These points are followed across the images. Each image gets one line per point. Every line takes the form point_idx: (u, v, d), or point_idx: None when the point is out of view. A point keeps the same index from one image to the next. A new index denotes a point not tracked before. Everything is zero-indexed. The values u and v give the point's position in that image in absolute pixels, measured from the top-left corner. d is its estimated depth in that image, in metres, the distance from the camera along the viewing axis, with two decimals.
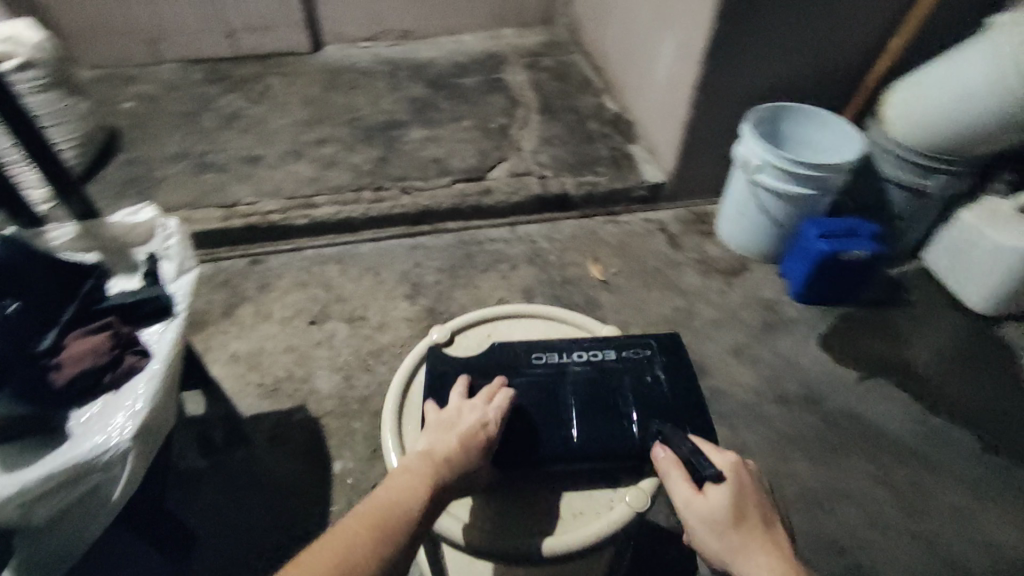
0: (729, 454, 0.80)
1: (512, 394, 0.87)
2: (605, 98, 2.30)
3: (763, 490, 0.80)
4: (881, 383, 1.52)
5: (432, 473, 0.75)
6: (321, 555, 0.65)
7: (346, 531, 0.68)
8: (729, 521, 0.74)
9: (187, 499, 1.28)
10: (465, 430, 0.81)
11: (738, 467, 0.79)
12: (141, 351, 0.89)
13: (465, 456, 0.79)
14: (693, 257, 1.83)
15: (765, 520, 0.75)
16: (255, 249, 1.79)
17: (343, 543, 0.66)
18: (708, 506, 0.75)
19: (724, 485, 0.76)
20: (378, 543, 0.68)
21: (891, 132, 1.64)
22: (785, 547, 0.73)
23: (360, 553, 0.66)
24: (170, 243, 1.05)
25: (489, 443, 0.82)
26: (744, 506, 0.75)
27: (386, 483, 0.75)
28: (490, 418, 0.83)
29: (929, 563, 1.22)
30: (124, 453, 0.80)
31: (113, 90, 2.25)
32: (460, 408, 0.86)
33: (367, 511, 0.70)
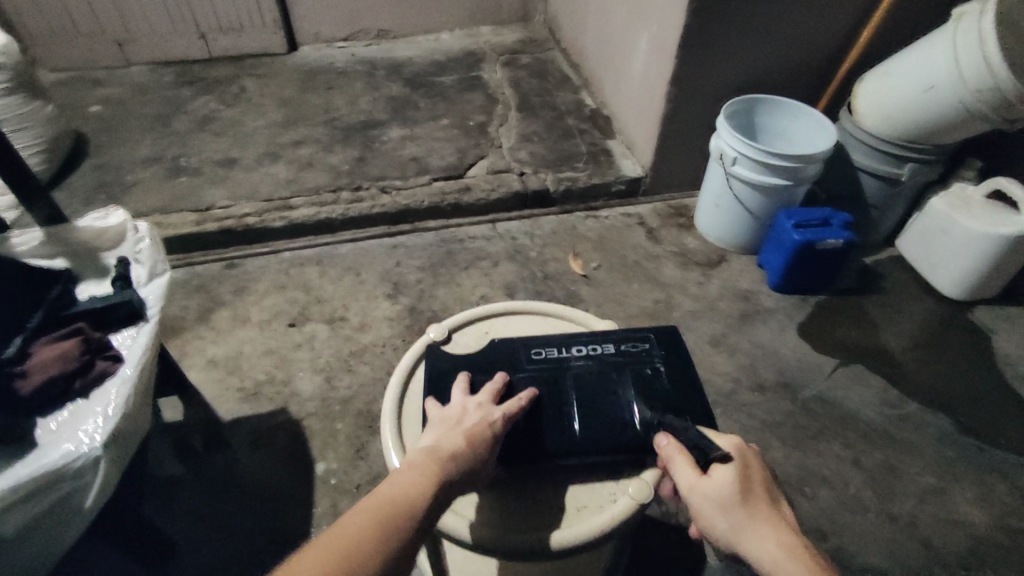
0: (732, 436, 0.75)
1: (529, 392, 0.80)
2: (583, 95, 2.31)
3: (771, 471, 0.74)
4: (857, 370, 1.55)
5: (440, 471, 0.67)
6: (322, 554, 0.57)
7: (349, 528, 0.60)
8: (737, 501, 0.68)
9: (165, 506, 1.26)
10: (472, 428, 0.73)
11: (743, 447, 0.73)
12: (112, 356, 0.90)
13: (473, 454, 0.71)
14: (672, 249, 1.84)
15: (774, 501, 0.69)
16: (232, 253, 1.77)
17: (345, 543, 0.59)
18: (714, 487, 0.69)
19: (731, 464, 0.70)
20: (384, 544, 0.60)
21: (864, 122, 1.67)
22: (796, 528, 0.68)
23: (364, 554, 0.59)
24: (141, 247, 1.05)
25: (497, 442, 0.74)
26: (752, 485, 0.69)
27: (390, 478, 0.67)
28: (497, 416, 0.75)
29: (905, 543, 1.24)
30: (96, 459, 0.79)
31: (81, 94, 2.21)
32: (464, 405, 0.77)
33: (372, 508, 0.63)
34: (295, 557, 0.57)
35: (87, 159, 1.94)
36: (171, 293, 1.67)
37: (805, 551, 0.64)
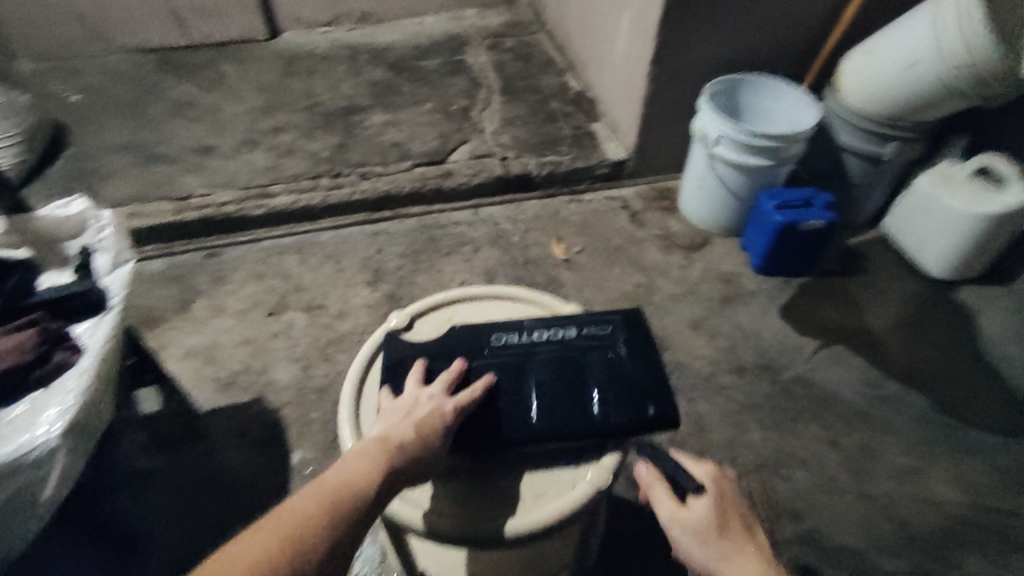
0: (707, 464, 0.78)
1: (482, 382, 0.80)
2: (568, 77, 2.28)
3: (744, 494, 0.78)
4: (838, 351, 1.54)
5: (388, 458, 0.69)
6: (270, 534, 0.60)
7: (297, 509, 0.63)
8: (715, 533, 0.72)
9: (143, 495, 1.27)
10: (422, 417, 0.74)
11: (718, 476, 0.77)
12: (72, 346, 0.90)
13: (423, 443, 0.72)
14: (655, 233, 1.83)
15: (749, 526, 0.74)
16: (210, 242, 1.76)
17: (293, 524, 0.61)
18: (693, 520, 0.73)
19: (707, 496, 0.74)
20: (331, 526, 0.63)
21: (846, 101, 1.65)
22: (768, 553, 0.72)
23: (310, 535, 0.61)
24: (103, 235, 1.04)
25: (450, 431, 0.74)
26: (728, 516, 0.73)
27: (341, 463, 0.69)
28: (448, 407, 0.75)
29: (879, 523, 1.25)
30: (53, 451, 0.81)
31: (59, 83, 2.18)
32: (416, 397, 0.77)
33: (320, 491, 0.65)
34: (244, 535, 0.60)
35: (66, 149, 1.91)
36: (150, 284, 1.65)
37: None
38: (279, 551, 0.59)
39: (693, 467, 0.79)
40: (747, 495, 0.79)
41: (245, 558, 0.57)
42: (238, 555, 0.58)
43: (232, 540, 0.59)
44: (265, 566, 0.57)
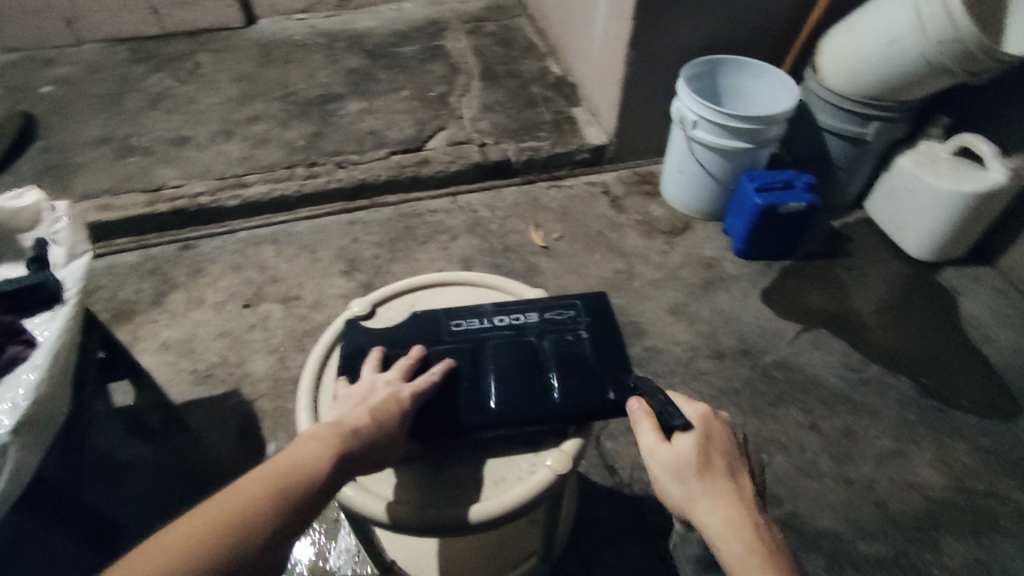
0: (700, 407, 0.74)
1: (441, 369, 0.78)
2: (549, 62, 2.24)
3: (738, 443, 0.72)
4: (820, 334, 1.53)
5: (341, 442, 0.67)
6: (210, 515, 0.57)
7: (241, 492, 0.60)
8: (694, 470, 0.67)
9: (114, 493, 1.25)
10: (378, 402, 0.72)
11: (710, 417, 0.72)
12: (26, 341, 0.87)
13: (378, 429, 0.70)
14: (636, 218, 1.81)
15: (735, 473, 0.68)
16: (185, 234, 1.72)
17: (236, 506, 0.58)
18: (672, 455, 0.69)
19: (693, 434, 0.70)
20: (278, 509, 0.60)
21: (828, 82, 1.62)
22: (750, 502, 0.66)
23: (254, 517, 0.58)
24: (58, 227, 1.02)
25: (407, 417, 0.73)
26: (711, 457, 0.68)
27: (291, 447, 0.66)
28: (405, 392, 0.74)
29: (860, 506, 1.24)
30: (4, 447, 0.78)
31: (30, 74, 2.12)
32: (372, 382, 0.75)
33: (268, 474, 0.62)
34: (183, 518, 0.57)
35: (37, 142, 1.87)
36: (122, 277, 1.62)
37: (753, 531, 0.63)
38: (220, 532, 0.56)
39: (685, 409, 0.74)
40: (744, 446, 0.73)
41: (182, 540, 0.54)
42: (175, 536, 0.55)
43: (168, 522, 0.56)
44: (202, 545, 0.55)
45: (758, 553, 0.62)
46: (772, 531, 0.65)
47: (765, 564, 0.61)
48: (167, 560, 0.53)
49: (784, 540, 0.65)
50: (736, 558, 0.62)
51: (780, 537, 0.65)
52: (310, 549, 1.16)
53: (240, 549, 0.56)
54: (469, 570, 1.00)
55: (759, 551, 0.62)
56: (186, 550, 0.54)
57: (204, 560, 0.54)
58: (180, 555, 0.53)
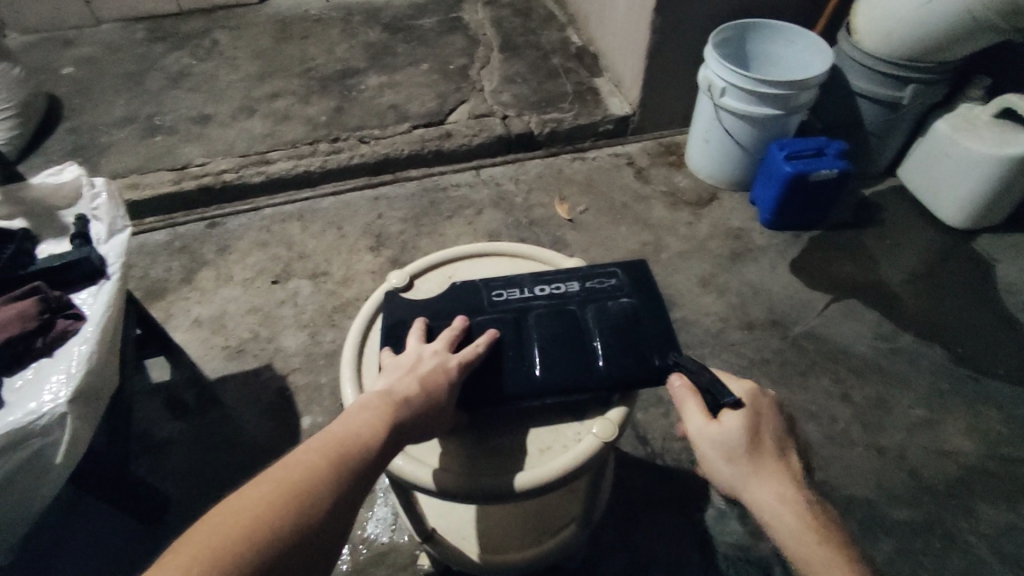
0: (746, 382, 0.73)
1: (484, 339, 0.78)
2: (570, 31, 2.20)
3: (784, 418, 0.72)
4: (850, 304, 1.51)
5: (393, 412, 0.68)
6: (271, 487, 0.57)
7: (298, 464, 0.60)
8: (745, 450, 0.67)
9: (157, 465, 1.28)
10: (427, 372, 0.73)
11: (757, 394, 0.71)
12: (74, 315, 0.89)
13: (429, 398, 0.71)
14: (662, 189, 1.79)
15: (782, 449, 0.69)
16: (211, 212, 1.73)
17: (297, 477, 0.59)
18: (722, 434, 0.68)
19: (743, 412, 0.69)
20: (338, 478, 0.61)
21: (866, 45, 1.57)
22: (800, 479, 0.68)
23: (317, 488, 0.59)
24: (98, 203, 1.02)
25: (455, 388, 0.74)
26: (761, 436, 0.68)
27: (342, 419, 0.67)
28: (452, 362, 0.75)
29: (893, 474, 1.23)
30: (62, 416, 0.79)
31: (50, 56, 2.12)
32: (419, 353, 0.76)
33: (325, 443, 0.63)
34: (246, 486, 0.58)
35: (62, 123, 1.88)
36: (153, 255, 1.64)
37: (805, 508, 0.65)
38: (284, 503, 0.56)
39: (730, 384, 0.73)
40: (789, 420, 0.73)
41: (247, 514, 0.54)
42: (239, 510, 0.55)
43: (229, 497, 0.56)
44: (269, 513, 0.55)
45: (812, 528, 0.64)
46: (823, 506, 0.66)
47: (819, 541, 0.63)
48: (234, 536, 0.53)
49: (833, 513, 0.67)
50: (789, 534, 0.64)
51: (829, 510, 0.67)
52: None
53: (306, 520, 0.56)
54: (510, 534, 1.03)
55: (812, 528, 0.64)
56: (252, 524, 0.54)
57: (275, 526, 0.55)
58: (247, 529, 0.53)
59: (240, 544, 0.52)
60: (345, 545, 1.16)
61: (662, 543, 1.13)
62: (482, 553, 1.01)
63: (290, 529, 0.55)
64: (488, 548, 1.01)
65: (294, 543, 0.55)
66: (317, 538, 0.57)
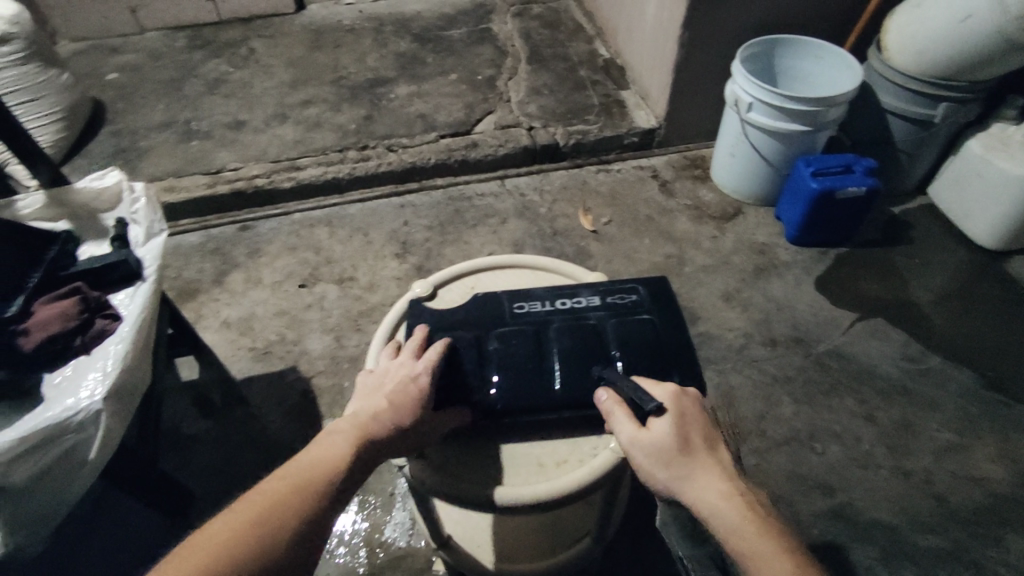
0: (667, 385, 0.74)
1: (439, 347, 0.79)
2: (597, 44, 2.22)
3: (710, 415, 0.73)
4: (877, 323, 1.49)
5: (363, 431, 0.71)
6: (241, 516, 0.63)
7: (267, 494, 0.66)
8: (676, 453, 0.67)
9: (184, 462, 1.31)
10: (397, 388, 0.75)
11: (680, 396, 0.72)
12: (111, 315, 0.92)
13: (399, 412, 0.73)
14: (686, 203, 1.79)
15: (713, 447, 0.69)
16: (243, 216, 1.78)
17: (265, 505, 0.64)
18: (652, 441, 0.68)
19: (667, 417, 0.70)
20: (305, 505, 0.66)
21: (895, 62, 1.55)
22: (734, 473, 0.67)
23: (282, 515, 0.64)
24: (137, 207, 1.05)
25: (429, 397, 0.75)
26: (691, 436, 0.69)
27: (314, 443, 0.71)
28: (419, 371, 0.76)
29: (917, 499, 1.21)
30: (97, 412, 0.82)
31: (97, 62, 2.21)
32: (389, 367, 0.78)
33: (294, 472, 0.68)
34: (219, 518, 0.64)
35: (106, 126, 1.95)
36: (186, 256, 1.69)
37: (743, 501, 0.64)
38: (250, 531, 0.62)
39: (654, 388, 0.74)
40: (715, 417, 0.74)
41: (216, 541, 0.61)
42: (210, 537, 0.61)
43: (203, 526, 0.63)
44: (236, 543, 0.61)
45: (751, 522, 0.63)
46: (757, 496, 0.67)
47: (760, 534, 0.62)
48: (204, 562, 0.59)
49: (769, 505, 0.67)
50: (732, 532, 0.62)
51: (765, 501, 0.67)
52: (366, 521, 1.21)
53: (270, 548, 0.62)
54: (525, 546, 1.04)
55: (754, 524, 0.63)
56: (219, 552, 0.60)
57: (241, 555, 0.60)
58: (213, 556, 0.60)
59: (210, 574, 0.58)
60: (363, 548, 1.18)
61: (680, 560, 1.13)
62: (497, 562, 1.02)
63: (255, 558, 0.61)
64: (502, 556, 1.03)
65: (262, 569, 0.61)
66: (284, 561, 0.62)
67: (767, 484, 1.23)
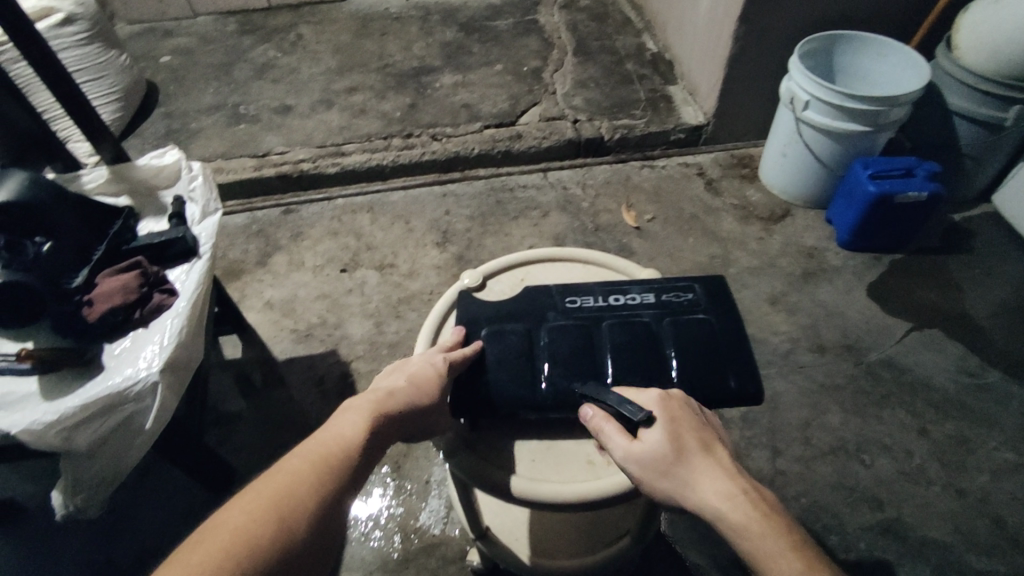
0: (653, 390, 0.70)
1: (469, 350, 0.79)
2: (645, 37, 2.18)
3: (701, 414, 0.69)
4: (931, 335, 1.43)
5: (381, 409, 0.69)
6: (256, 501, 0.58)
7: (285, 475, 0.61)
8: (672, 460, 0.63)
9: (227, 438, 1.34)
10: (419, 371, 0.74)
11: (666, 399, 0.68)
12: (168, 290, 0.93)
13: (417, 393, 0.72)
14: (732, 202, 1.75)
15: (708, 445, 0.65)
16: (288, 199, 1.80)
17: (284, 485, 0.60)
18: (644, 452, 0.64)
19: (656, 424, 0.66)
20: (323, 488, 0.61)
21: (966, 61, 1.49)
22: (735, 470, 0.63)
23: (300, 498, 0.59)
24: (194, 185, 1.08)
25: (447, 385, 0.75)
26: (684, 439, 0.64)
27: (329, 425, 0.68)
28: (437, 358, 0.76)
29: (971, 518, 1.16)
30: (154, 384, 0.84)
31: (151, 45, 2.26)
32: (409, 356, 0.78)
33: (311, 452, 0.64)
34: (235, 501, 0.59)
35: (158, 108, 2.00)
36: (232, 237, 1.72)
37: (747, 498, 0.60)
38: (268, 516, 0.57)
39: (640, 396, 0.70)
40: (707, 414, 0.70)
41: (230, 528, 0.55)
42: (225, 523, 0.56)
43: (210, 515, 0.57)
44: (257, 525, 0.56)
45: (759, 520, 0.59)
46: (762, 489, 0.62)
47: (770, 533, 0.58)
48: (220, 553, 0.53)
49: (777, 497, 0.62)
50: (741, 535, 0.59)
51: (772, 494, 0.63)
52: (401, 507, 1.22)
53: (292, 529, 0.57)
54: (563, 541, 1.03)
55: (763, 523, 0.58)
56: (238, 534, 0.55)
57: (263, 539, 0.55)
58: (231, 543, 0.54)
59: (232, 558, 0.53)
60: (398, 533, 1.18)
61: (718, 565, 1.11)
62: (533, 556, 1.01)
63: (277, 540, 0.56)
64: (539, 550, 1.02)
65: (284, 553, 0.56)
66: (308, 545, 0.58)
67: (812, 494, 1.19)
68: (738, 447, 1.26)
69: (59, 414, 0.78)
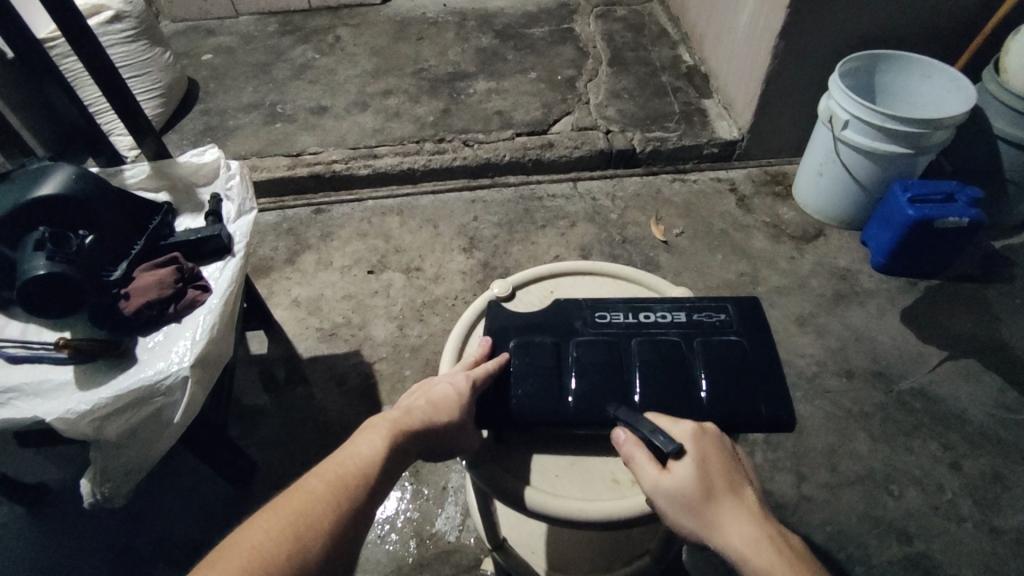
0: (686, 423, 0.68)
1: (493, 366, 0.78)
2: (681, 49, 2.17)
3: (733, 453, 0.67)
4: (968, 365, 1.39)
5: (400, 429, 0.69)
6: (273, 520, 0.58)
7: (304, 493, 0.61)
8: (699, 498, 0.62)
9: (249, 433, 1.36)
10: (441, 392, 0.73)
11: (700, 435, 0.66)
12: (202, 287, 0.95)
13: (436, 412, 0.72)
14: (764, 220, 1.72)
15: (738, 489, 0.63)
16: (318, 199, 1.82)
17: (302, 504, 0.59)
18: (673, 485, 0.63)
19: (687, 459, 0.64)
20: (340, 508, 0.61)
21: (1015, 85, 1.45)
22: (762, 516, 0.61)
23: (318, 518, 0.59)
24: (232, 184, 1.10)
25: (469, 404, 0.74)
26: (715, 480, 0.63)
27: (350, 443, 0.67)
28: (459, 379, 0.75)
29: (1004, 558, 1.12)
30: (183, 378, 0.85)
31: (194, 43, 2.31)
32: (434, 375, 0.78)
33: (330, 472, 0.64)
34: (255, 517, 0.58)
35: (198, 104, 2.04)
36: (262, 234, 1.74)
37: (773, 545, 0.58)
38: (284, 536, 0.56)
39: (673, 426, 0.69)
40: (737, 453, 0.68)
41: (246, 547, 0.55)
42: (241, 542, 0.56)
43: (228, 534, 0.56)
44: (272, 546, 0.55)
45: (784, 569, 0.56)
46: (787, 536, 0.60)
47: None
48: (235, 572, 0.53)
49: (804, 545, 0.60)
50: None
51: (798, 540, 0.61)
52: (416, 511, 1.22)
53: (308, 551, 0.57)
54: (578, 558, 1.02)
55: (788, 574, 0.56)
56: (254, 554, 0.54)
57: (278, 559, 0.55)
58: (248, 562, 0.54)
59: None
60: (412, 538, 1.18)
61: None
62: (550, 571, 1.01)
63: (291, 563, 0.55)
64: (556, 566, 1.02)
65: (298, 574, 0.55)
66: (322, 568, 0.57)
67: (837, 523, 1.16)
68: (762, 470, 1.24)
69: (92, 404, 0.80)
